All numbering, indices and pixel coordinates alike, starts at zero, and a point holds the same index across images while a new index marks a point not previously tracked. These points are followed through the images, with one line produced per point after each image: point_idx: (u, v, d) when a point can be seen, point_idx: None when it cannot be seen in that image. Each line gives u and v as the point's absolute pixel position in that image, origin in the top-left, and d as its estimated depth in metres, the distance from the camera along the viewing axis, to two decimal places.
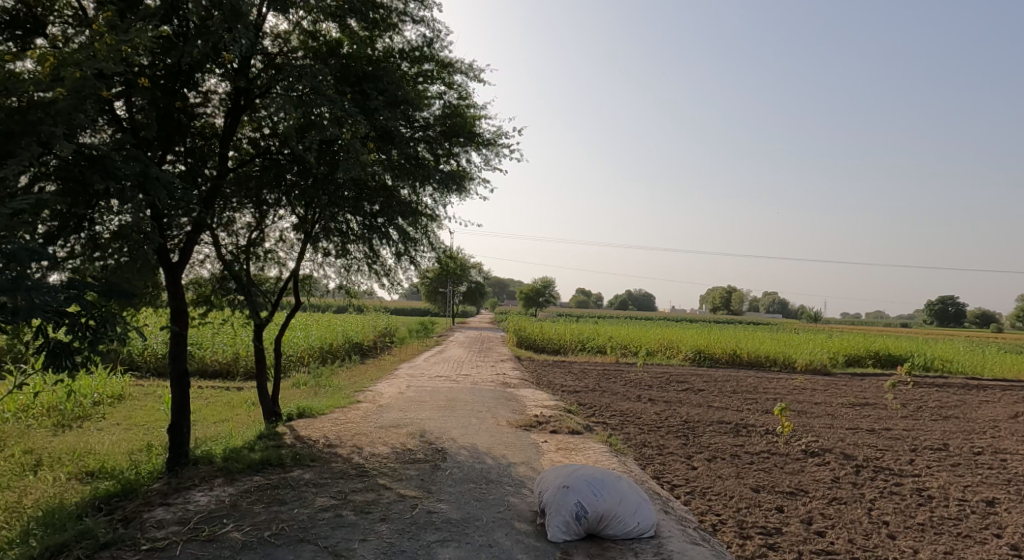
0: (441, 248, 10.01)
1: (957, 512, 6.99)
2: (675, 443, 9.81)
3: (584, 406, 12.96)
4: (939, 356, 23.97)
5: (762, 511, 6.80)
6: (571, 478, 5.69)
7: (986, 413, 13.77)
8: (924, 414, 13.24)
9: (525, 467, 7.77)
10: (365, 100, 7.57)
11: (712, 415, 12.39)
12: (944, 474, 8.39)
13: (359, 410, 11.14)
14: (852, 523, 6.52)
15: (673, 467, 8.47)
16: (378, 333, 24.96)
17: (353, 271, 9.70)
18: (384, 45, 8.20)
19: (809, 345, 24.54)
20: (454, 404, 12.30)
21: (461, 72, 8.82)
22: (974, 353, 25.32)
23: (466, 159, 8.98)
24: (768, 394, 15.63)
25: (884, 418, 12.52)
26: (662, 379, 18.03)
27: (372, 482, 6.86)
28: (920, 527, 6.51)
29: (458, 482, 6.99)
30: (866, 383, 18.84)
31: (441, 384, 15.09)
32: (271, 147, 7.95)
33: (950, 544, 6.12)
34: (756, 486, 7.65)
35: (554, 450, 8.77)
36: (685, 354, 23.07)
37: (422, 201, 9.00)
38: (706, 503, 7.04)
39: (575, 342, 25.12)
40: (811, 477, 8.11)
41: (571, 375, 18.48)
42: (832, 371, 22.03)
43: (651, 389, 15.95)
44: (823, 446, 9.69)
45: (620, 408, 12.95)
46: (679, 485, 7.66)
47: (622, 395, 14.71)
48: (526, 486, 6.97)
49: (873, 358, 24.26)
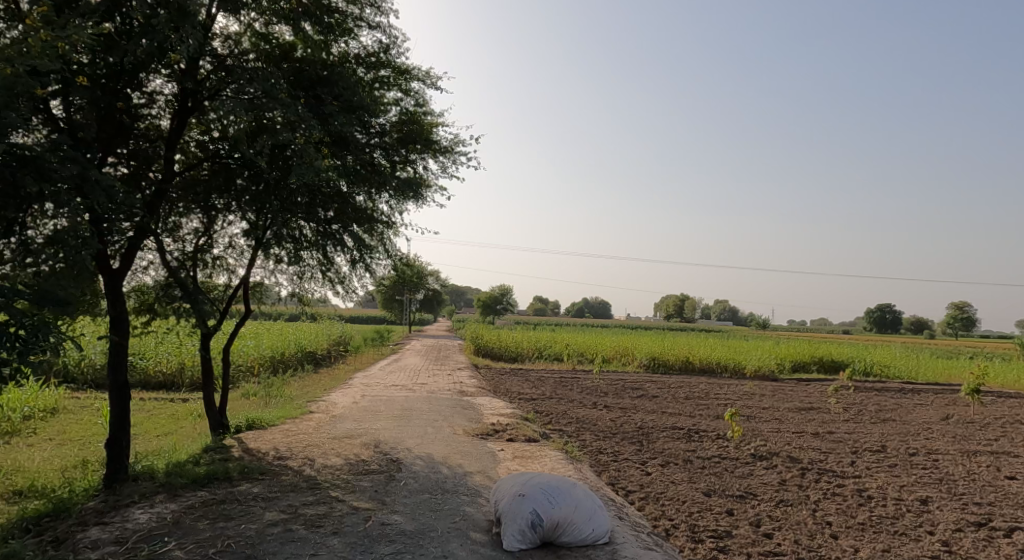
0: (397, 256, 9.89)
1: (894, 511, 7.27)
2: (630, 449, 9.93)
3: (541, 414, 12.97)
4: (878, 362, 25.03)
5: (713, 515, 6.93)
6: (526, 487, 5.70)
7: (920, 416, 14.40)
8: (864, 418, 13.77)
9: (481, 476, 7.72)
10: (319, 104, 7.49)
11: (666, 421, 12.59)
12: (883, 475, 8.73)
13: (312, 421, 10.88)
14: (798, 524, 6.70)
15: (628, 473, 8.57)
16: (332, 342, 24.52)
17: (307, 278, 9.48)
18: (340, 50, 8.10)
19: (757, 351, 25.28)
20: (410, 413, 12.13)
21: (418, 79, 8.80)
22: (910, 358, 26.57)
23: (423, 166, 9.00)
24: (719, 400, 16.01)
25: (827, 422, 12.96)
26: (617, 386, 18.27)
27: (324, 495, 6.71)
28: (860, 526, 6.74)
29: (413, 492, 6.90)
30: (811, 388, 19.46)
31: (396, 393, 14.87)
32: (220, 151, 7.71)
33: (888, 542, 6.35)
34: (707, 490, 7.80)
35: (511, 458, 8.75)
36: (640, 361, 23.46)
37: (377, 208, 8.91)
38: (659, 508, 7.14)
39: (532, 349, 25.25)
40: (760, 480, 8.32)
41: (528, 382, 18.54)
42: (779, 378, 22.71)
43: (607, 396, 16.13)
44: (771, 450, 9.97)
45: (576, 415, 13.03)
46: (633, 491, 7.74)
47: (578, 402, 14.83)
48: (482, 495, 6.92)
49: (817, 364, 25.15)
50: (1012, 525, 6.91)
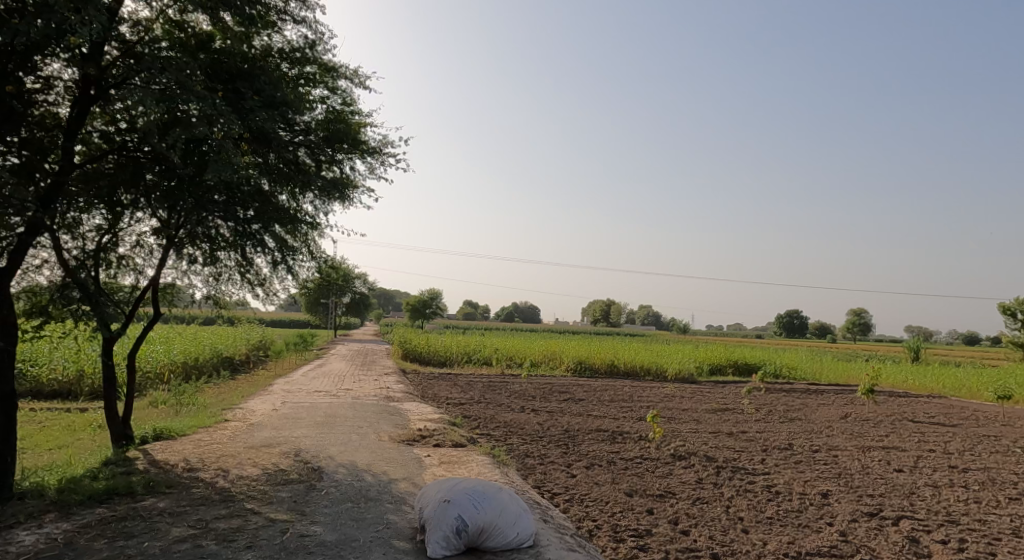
0: (322, 258, 9.57)
1: (799, 504, 7.68)
2: (555, 452, 10.03)
3: (469, 419, 12.91)
4: (786, 365, 26.48)
5: (634, 514, 7.09)
6: (452, 493, 5.64)
7: (823, 415, 15.34)
8: (774, 418, 14.50)
9: (406, 483, 7.58)
10: (239, 99, 7.19)
11: (590, 423, 12.82)
12: (789, 471, 9.21)
13: (227, 430, 10.37)
14: (713, 521, 6.96)
15: (554, 475, 8.64)
16: (251, 346, 23.52)
17: (223, 280, 9.01)
18: (262, 43, 7.79)
19: (678, 355, 26.20)
20: (333, 419, 11.78)
21: (345, 78, 8.58)
22: (815, 361, 28.29)
23: (350, 167, 8.79)
24: (641, 402, 16.46)
25: (740, 422, 13.58)
26: (545, 390, 18.43)
27: (237, 507, 6.38)
28: (769, 521, 7.07)
29: (334, 502, 6.68)
30: (726, 390, 20.36)
31: (319, 399, 14.41)
32: (127, 143, 7.23)
33: (793, 534, 6.69)
34: (629, 490, 7.98)
35: (437, 464, 8.64)
36: (567, 365, 23.81)
37: (301, 208, 8.61)
38: (583, 509, 7.23)
39: (460, 353, 25.13)
40: (678, 480, 8.59)
41: (455, 387, 18.42)
42: (698, 380, 23.58)
43: (533, 400, 16.26)
44: (689, 450, 10.31)
45: (503, 419, 13.04)
46: (558, 493, 7.81)
47: (505, 406, 14.87)
48: (407, 503, 6.78)
49: (732, 367, 26.33)
50: (901, 514, 7.44)
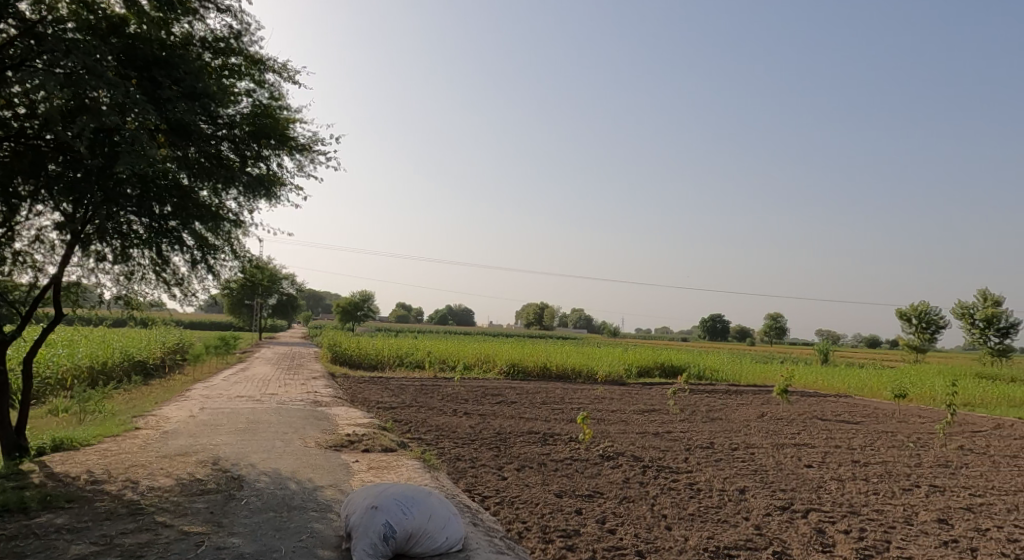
0: (247, 258, 9.15)
1: (718, 501, 7.96)
2: (486, 455, 9.99)
3: (399, 423, 12.68)
4: (709, 367, 27.54)
5: (563, 515, 7.14)
6: (380, 499, 5.50)
7: (742, 414, 16.01)
8: (697, 417, 15.02)
9: (332, 490, 7.34)
10: (155, 87, 6.84)
11: (522, 426, 12.87)
12: (710, 469, 9.55)
13: (137, 438, 9.75)
14: (638, 519, 7.11)
15: (484, 478, 8.59)
16: (167, 350, 22.29)
17: (136, 279, 8.47)
18: (182, 31, 7.38)
19: (607, 357, 26.74)
20: (255, 426, 11.30)
21: (273, 71, 8.26)
22: (735, 363, 29.56)
23: (277, 164, 8.46)
24: (571, 404, 16.67)
25: (666, 422, 13.98)
26: (477, 393, 18.37)
27: (147, 520, 6.00)
28: (690, 517, 7.29)
29: (255, 512, 6.39)
30: (653, 392, 20.94)
31: (241, 405, 13.79)
32: (26, 130, 6.71)
33: (712, 529, 6.92)
34: (558, 491, 8.04)
35: (365, 470, 8.43)
36: (500, 368, 23.85)
37: (223, 205, 8.20)
38: (513, 511, 7.22)
39: (392, 356, 24.71)
40: (606, 480, 8.73)
41: (386, 390, 18.09)
42: (628, 382, 24.10)
43: (466, 403, 16.17)
44: (617, 450, 10.51)
45: (434, 422, 12.89)
46: (489, 496, 7.77)
47: (437, 409, 14.70)
48: (333, 510, 6.57)
49: (659, 369, 27.14)
50: (810, 507, 7.85)
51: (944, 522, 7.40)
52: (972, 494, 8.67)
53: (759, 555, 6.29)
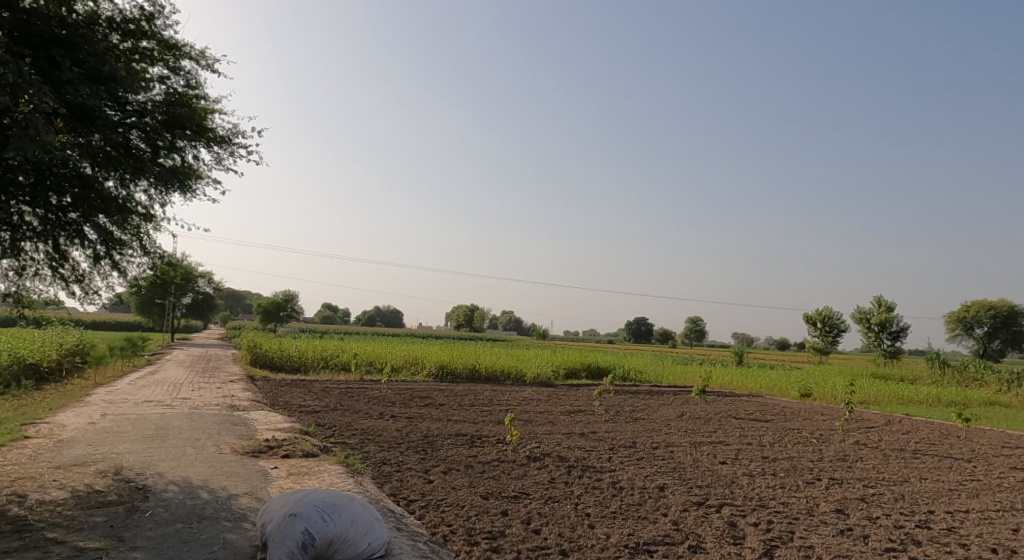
0: (158, 254, 8.59)
1: (639, 498, 8.14)
2: (412, 459, 9.81)
3: (322, 427, 12.27)
4: (634, 369, 28.32)
5: (488, 516, 7.09)
6: (298, 506, 5.27)
7: (663, 414, 16.51)
8: (621, 418, 15.35)
9: (248, 498, 6.99)
10: (53, 68, 6.35)
11: (449, 428, 12.74)
12: (633, 467, 9.77)
13: (27, 448, 8.95)
14: (562, 518, 7.15)
15: (410, 482, 8.43)
16: (65, 352, 20.66)
17: (29, 275, 7.81)
18: (87, 9, 6.85)
19: (536, 359, 26.99)
20: (164, 432, 10.63)
21: (190, 58, 7.81)
22: (658, 365, 30.52)
23: (193, 156, 8.00)
24: (499, 406, 16.68)
25: (591, 423, 14.22)
26: (405, 396, 18.07)
27: (36, 537, 5.49)
28: (612, 515, 7.41)
29: (162, 523, 5.98)
30: (579, 393, 21.28)
31: (149, 410, 12.95)
32: None
33: (632, 526, 7.05)
34: (484, 493, 7.98)
35: (284, 476, 8.08)
36: (428, 370, 23.60)
37: (132, 197, 7.67)
38: (439, 514, 7.11)
39: (316, 358, 23.97)
40: (532, 480, 8.75)
41: (309, 394, 17.49)
42: (555, 384, 24.35)
43: (392, 405, 15.86)
44: (544, 451, 10.58)
45: (359, 426, 12.56)
46: (414, 500, 7.61)
47: (362, 413, 14.34)
48: (248, 520, 6.24)
49: (585, 371, 27.64)
50: (724, 502, 8.15)
51: (843, 512, 7.87)
52: (866, 485, 9.27)
53: (675, 550, 6.46)
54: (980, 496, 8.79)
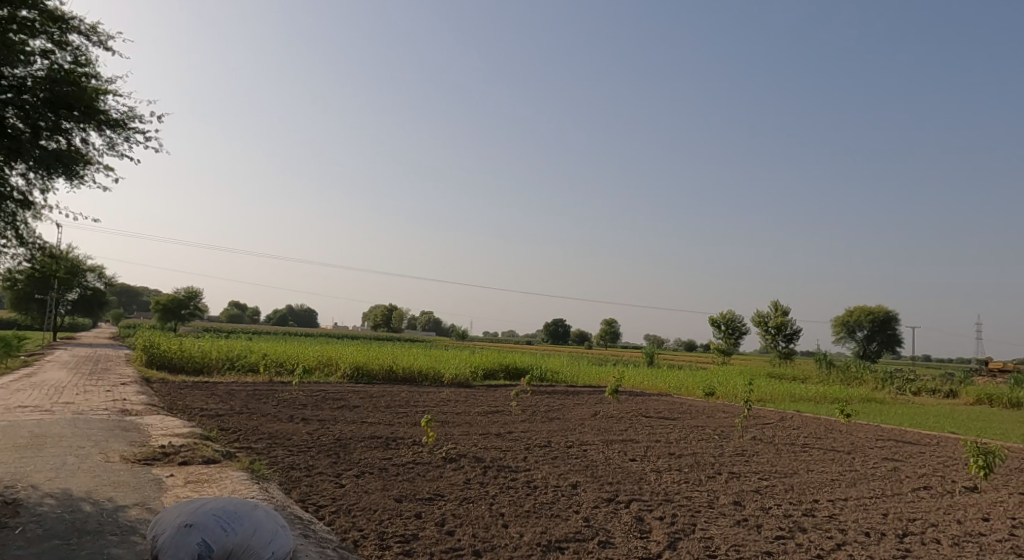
0: (38, 245, 7.87)
1: (553, 496, 8.27)
2: (324, 463, 9.51)
3: (226, 431, 11.65)
4: (551, 369, 28.76)
5: (401, 520, 6.97)
6: (195, 515, 4.97)
7: (578, 414, 16.86)
8: (537, 418, 15.55)
9: (138, 509, 6.52)
10: None
11: (363, 431, 12.45)
12: (547, 466, 9.92)
13: None
14: (476, 519, 7.15)
15: (320, 487, 8.16)
16: None
17: None
18: None
19: (454, 360, 26.87)
20: (43, 440, 9.75)
21: (78, 33, 7.22)
22: (574, 366, 31.17)
23: (81, 139, 7.38)
24: (416, 408, 16.47)
25: (508, 423, 14.30)
26: (318, 398, 17.50)
27: None
28: (526, 514, 7.48)
29: (35, 541, 5.48)
30: (497, 393, 21.37)
31: (26, 416, 11.83)
32: None
33: (545, 524, 7.15)
34: (398, 496, 7.85)
35: (181, 485, 7.60)
36: (343, 371, 22.98)
37: (6, 180, 6.98)
38: (350, 519, 6.91)
39: (221, 359, 22.79)
40: (447, 482, 8.70)
41: (213, 397, 16.58)
42: (473, 385, 24.34)
43: (304, 408, 15.31)
44: (460, 452, 10.54)
45: (267, 430, 12.02)
46: (324, 505, 7.37)
47: (271, 416, 13.75)
48: (137, 533, 5.82)
49: (503, 372, 27.80)
50: (633, 498, 8.42)
51: (740, 504, 8.32)
52: (760, 477, 9.86)
53: (585, 546, 6.60)
54: (858, 485, 9.56)
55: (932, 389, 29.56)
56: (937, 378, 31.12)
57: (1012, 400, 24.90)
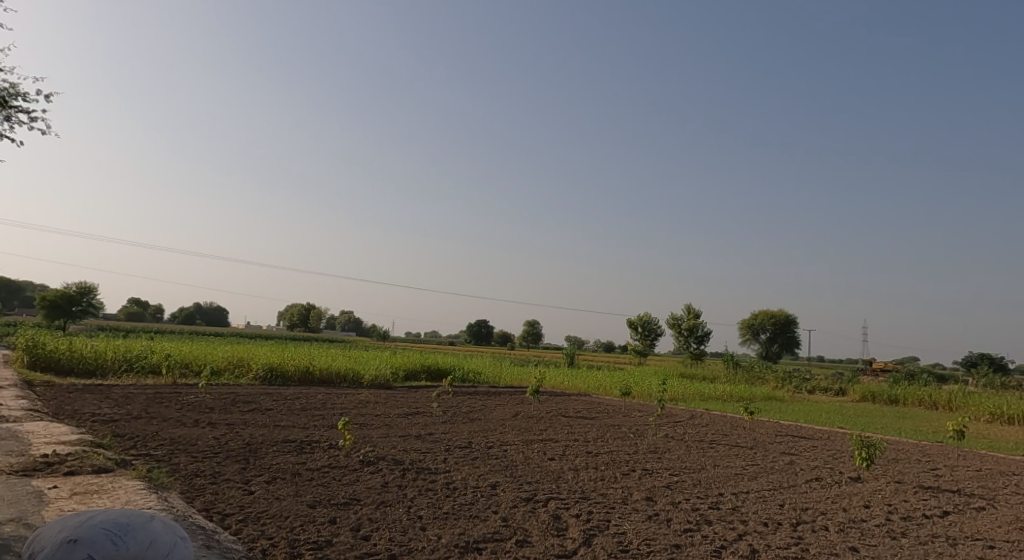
0: None
1: (471, 497, 8.26)
2: (232, 469, 9.07)
3: (122, 438, 10.88)
4: (472, 370, 28.71)
5: (314, 526, 6.76)
6: (82, 530, 4.61)
7: (498, 414, 16.91)
8: (458, 418, 15.48)
9: (13, 525, 5.98)
10: None
11: (276, 434, 11.97)
12: (467, 467, 9.89)
13: None
14: (393, 523, 7.03)
15: (227, 495, 7.78)
16: None
17: None
18: None
19: (375, 361, 26.31)
20: None
21: None
22: (496, 366, 31.28)
23: None
24: (333, 409, 16.01)
25: (428, 424, 14.16)
26: (226, 401, 16.65)
27: None
28: (444, 515, 7.43)
29: None
30: (417, 394, 21.12)
31: None
32: None
33: (463, 525, 7.13)
34: (312, 502, 7.60)
35: (66, 497, 7.04)
36: (256, 373, 22.03)
37: None
38: (258, 528, 6.63)
39: (118, 361, 21.30)
40: (364, 485, 8.50)
41: (108, 401, 15.43)
42: (393, 386, 23.95)
43: (212, 412, 14.54)
44: (377, 455, 10.33)
45: (169, 435, 11.33)
46: (231, 514, 7.03)
47: (175, 421, 12.97)
48: (12, 551, 5.33)
49: (424, 373, 27.49)
50: (551, 496, 8.53)
51: (652, 499, 8.62)
52: (670, 473, 10.25)
53: (503, 545, 6.63)
54: (759, 478, 10.13)
55: (826, 387, 31.78)
56: (830, 378, 33.49)
57: (893, 397, 27.16)
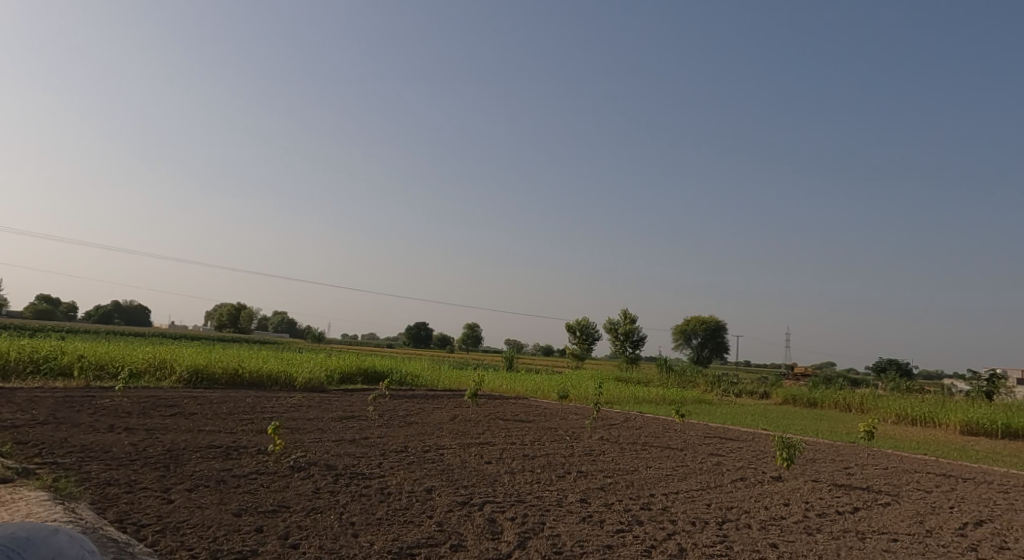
0: None
1: (406, 502, 8.11)
2: (150, 477, 8.57)
3: (26, 445, 10.11)
4: (410, 372, 28.36)
5: (239, 535, 6.48)
6: None
7: (435, 417, 16.74)
8: (393, 422, 15.23)
9: None
10: None
11: (200, 440, 11.41)
12: (402, 472, 9.72)
13: None
14: (323, 530, 6.81)
15: (144, 504, 7.34)
16: None
17: None
18: None
19: (309, 362, 25.59)
20: None
21: None
22: (435, 369, 31.03)
23: None
24: (264, 414, 15.44)
25: (363, 428, 13.85)
26: (146, 405, 15.77)
27: None
28: (377, 521, 7.27)
29: None
30: (352, 397, 20.67)
31: None
32: None
33: (397, 531, 6.99)
34: (237, 510, 7.28)
35: None
36: (179, 375, 21.01)
37: None
38: (178, 538, 6.29)
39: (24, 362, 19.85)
40: (293, 492, 8.21)
41: (12, 405, 14.32)
42: (327, 389, 23.35)
43: (130, 416, 13.73)
44: (309, 460, 10.02)
45: (80, 442, 10.62)
46: (147, 525, 6.64)
47: (87, 426, 12.16)
48: None
49: (361, 376, 26.94)
50: (486, 500, 8.49)
51: (586, 501, 8.71)
52: (604, 475, 10.40)
53: (437, 550, 6.54)
54: (688, 478, 10.42)
55: (752, 391, 33.15)
56: (755, 382, 34.96)
57: (811, 400, 28.61)
